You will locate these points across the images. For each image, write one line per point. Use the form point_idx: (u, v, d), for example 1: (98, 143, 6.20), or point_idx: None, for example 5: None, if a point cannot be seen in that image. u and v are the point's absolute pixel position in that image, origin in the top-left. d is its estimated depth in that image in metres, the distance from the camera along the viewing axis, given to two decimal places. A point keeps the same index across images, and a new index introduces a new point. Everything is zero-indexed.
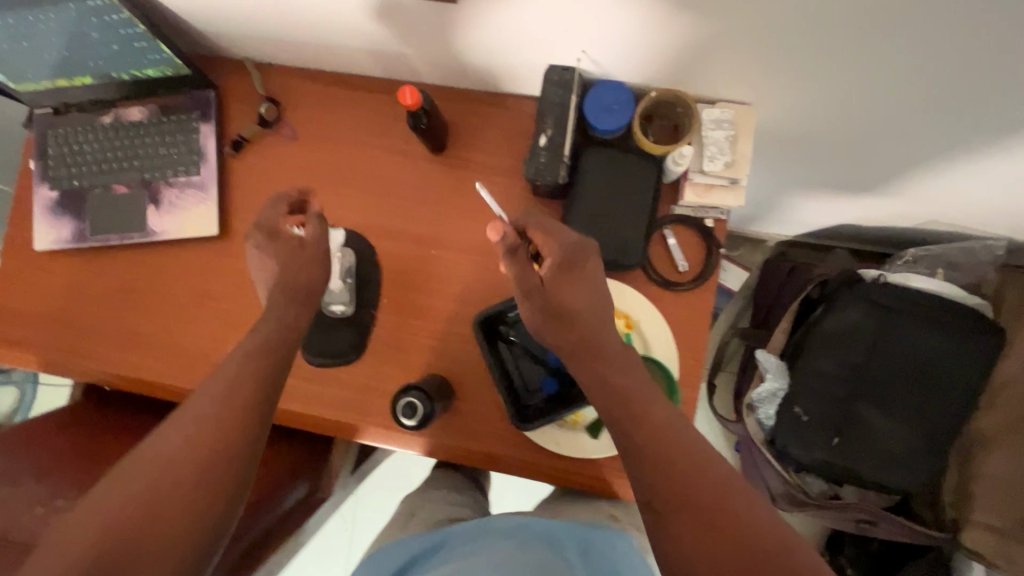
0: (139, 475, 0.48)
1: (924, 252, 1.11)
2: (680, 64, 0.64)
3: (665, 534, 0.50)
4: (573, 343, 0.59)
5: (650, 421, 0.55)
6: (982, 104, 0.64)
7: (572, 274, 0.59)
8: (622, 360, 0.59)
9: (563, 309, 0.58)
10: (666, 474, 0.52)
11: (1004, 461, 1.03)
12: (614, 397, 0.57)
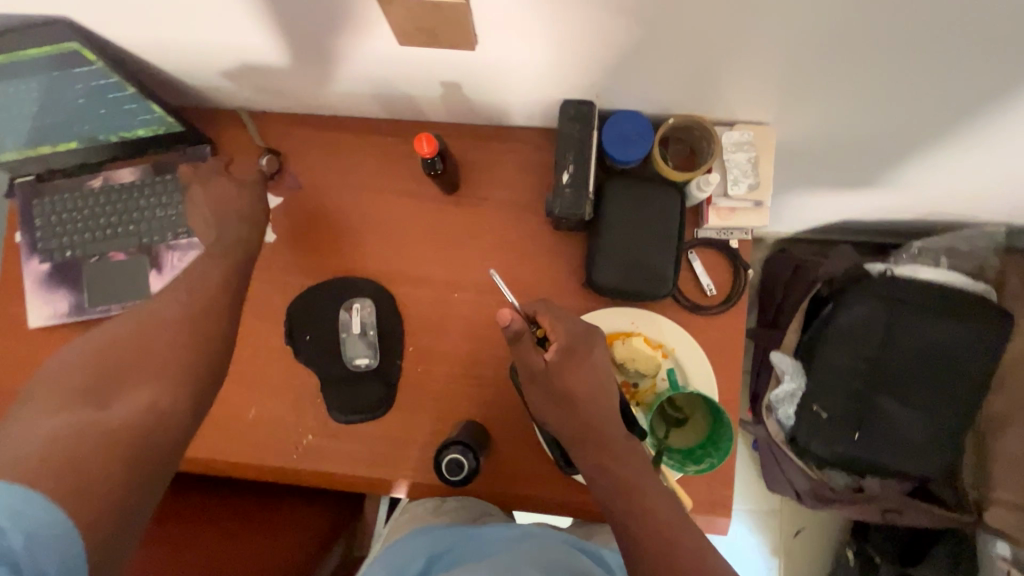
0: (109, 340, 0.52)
1: (928, 244, 1.12)
2: (698, 93, 0.63)
3: None
4: (576, 430, 0.59)
5: (655, 517, 0.54)
6: (996, 111, 0.64)
7: (577, 360, 0.59)
8: (628, 448, 0.58)
9: (568, 395, 0.58)
10: (656, 552, 0.53)
11: (1020, 440, 1.06)
12: (620, 484, 0.56)
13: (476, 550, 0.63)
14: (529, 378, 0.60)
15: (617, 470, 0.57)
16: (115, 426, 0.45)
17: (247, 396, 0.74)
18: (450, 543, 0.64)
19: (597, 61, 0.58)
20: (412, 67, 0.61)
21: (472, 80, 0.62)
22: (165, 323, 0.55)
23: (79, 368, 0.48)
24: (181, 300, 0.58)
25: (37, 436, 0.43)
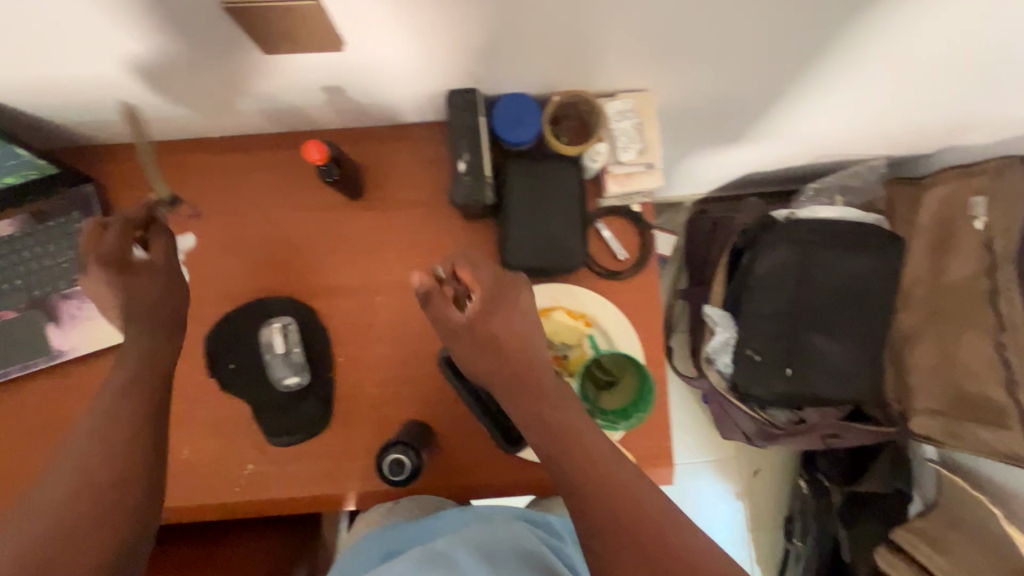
0: (40, 519, 0.48)
1: (822, 184, 1.21)
2: (577, 69, 0.65)
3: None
4: (507, 378, 0.60)
5: (592, 462, 0.54)
6: (848, 48, 0.69)
7: (501, 308, 0.61)
8: (555, 389, 0.59)
9: (496, 340, 0.61)
10: (631, 553, 0.49)
11: (929, 350, 1.15)
12: (551, 432, 0.56)
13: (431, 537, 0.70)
14: (452, 333, 0.63)
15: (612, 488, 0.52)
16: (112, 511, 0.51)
17: (176, 437, 0.71)
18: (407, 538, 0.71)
19: (470, 46, 0.58)
20: (285, 73, 0.59)
21: (352, 79, 0.62)
22: (101, 462, 0.51)
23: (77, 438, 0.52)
24: (110, 428, 0.54)
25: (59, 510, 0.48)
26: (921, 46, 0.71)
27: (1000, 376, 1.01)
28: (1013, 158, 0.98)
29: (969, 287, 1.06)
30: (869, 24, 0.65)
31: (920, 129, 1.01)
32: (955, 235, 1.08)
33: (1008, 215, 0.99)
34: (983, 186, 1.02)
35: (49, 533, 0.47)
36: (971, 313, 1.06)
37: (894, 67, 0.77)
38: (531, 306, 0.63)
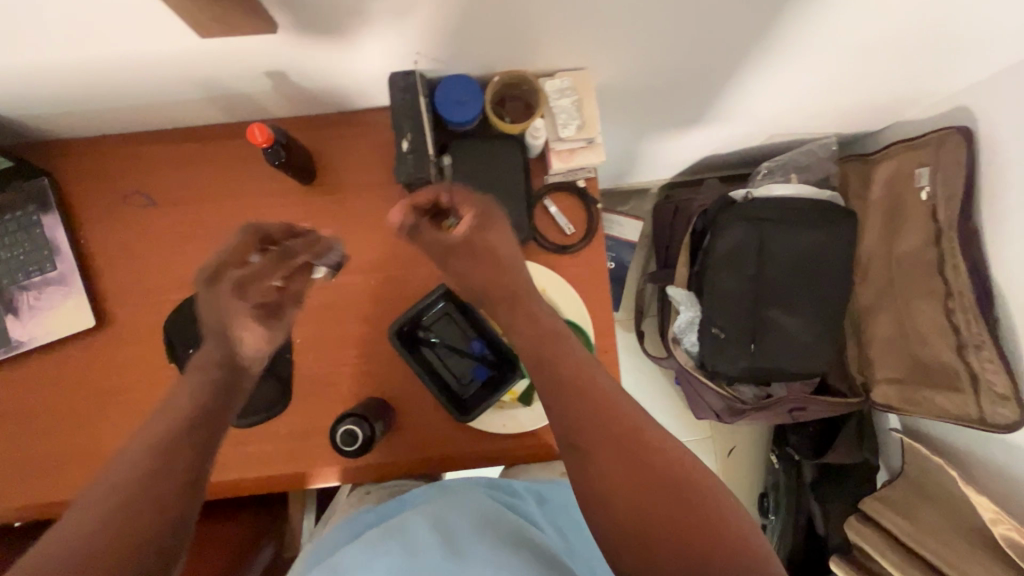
0: (94, 516, 0.44)
1: (776, 162, 1.26)
2: (514, 49, 0.67)
3: (599, 494, 0.54)
4: (507, 291, 0.64)
5: (592, 389, 0.58)
6: (781, 25, 0.72)
7: (492, 224, 0.65)
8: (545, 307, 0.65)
9: (491, 254, 0.64)
10: (630, 473, 0.54)
11: (887, 321, 1.18)
12: (545, 333, 0.62)
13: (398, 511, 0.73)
14: (445, 253, 0.65)
15: (608, 426, 0.56)
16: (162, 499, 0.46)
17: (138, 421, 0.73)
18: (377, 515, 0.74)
19: (406, 29, 0.61)
20: (227, 59, 0.61)
21: (295, 64, 0.64)
22: (176, 457, 0.48)
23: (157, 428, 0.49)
24: (184, 429, 0.50)
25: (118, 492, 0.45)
26: (847, 25, 0.74)
27: (951, 341, 1.04)
28: (949, 130, 1.00)
29: (918, 256, 1.09)
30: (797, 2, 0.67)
31: (865, 105, 1.05)
32: (904, 208, 1.12)
33: (949, 183, 1.02)
34: (926, 158, 1.05)
35: (96, 534, 0.43)
36: (920, 281, 1.09)
37: (825, 47, 0.80)
38: (514, 247, 0.66)
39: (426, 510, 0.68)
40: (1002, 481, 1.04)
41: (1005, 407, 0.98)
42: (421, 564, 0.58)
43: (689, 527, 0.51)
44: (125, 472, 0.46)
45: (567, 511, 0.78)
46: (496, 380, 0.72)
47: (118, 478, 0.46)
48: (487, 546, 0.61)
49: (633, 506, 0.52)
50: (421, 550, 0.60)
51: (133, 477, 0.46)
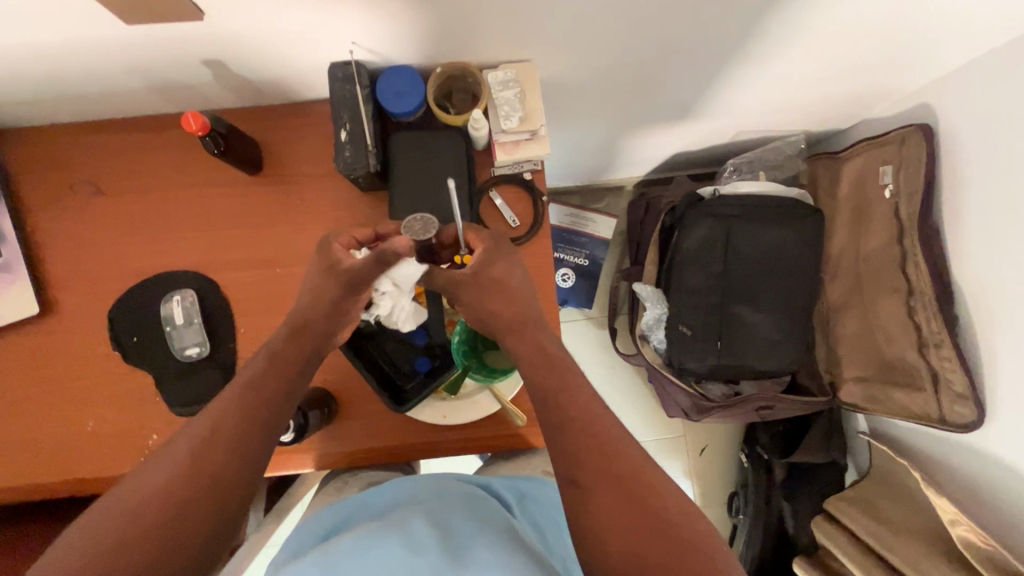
0: (143, 488, 0.48)
1: (743, 159, 1.26)
2: (455, 41, 0.68)
3: (586, 510, 0.52)
4: (511, 318, 0.65)
5: (580, 412, 0.57)
6: (724, 22, 0.72)
7: (502, 254, 0.66)
8: (527, 309, 0.65)
9: (502, 282, 0.65)
10: (621, 497, 0.52)
11: (854, 319, 1.17)
12: (541, 358, 0.63)
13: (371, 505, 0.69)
14: (465, 286, 0.65)
15: (613, 478, 0.53)
16: (201, 489, 0.49)
17: (80, 408, 0.73)
18: (349, 510, 0.70)
19: (338, 19, 0.61)
20: (160, 46, 0.62)
21: (230, 53, 0.64)
22: (218, 453, 0.51)
23: (212, 419, 0.53)
24: (232, 421, 0.53)
25: (168, 470, 0.49)
26: (792, 22, 0.74)
27: (913, 339, 1.04)
28: (912, 126, 1.00)
29: (884, 254, 1.08)
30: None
31: (826, 102, 1.04)
32: (870, 205, 1.11)
33: (911, 180, 1.01)
34: (890, 155, 1.05)
35: (140, 507, 0.47)
36: (885, 278, 1.09)
37: (776, 44, 0.79)
38: (522, 277, 0.67)
39: (419, 506, 0.63)
40: (964, 482, 1.03)
41: (964, 406, 0.97)
42: (425, 558, 0.52)
43: (673, 556, 0.48)
44: (180, 451, 0.51)
45: (546, 510, 0.75)
46: (438, 370, 0.72)
47: (172, 458, 0.50)
48: (492, 545, 0.56)
49: (618, 530, 0.50)
50: (423, 543, 0.54)
51: (184, 459, 0.50)
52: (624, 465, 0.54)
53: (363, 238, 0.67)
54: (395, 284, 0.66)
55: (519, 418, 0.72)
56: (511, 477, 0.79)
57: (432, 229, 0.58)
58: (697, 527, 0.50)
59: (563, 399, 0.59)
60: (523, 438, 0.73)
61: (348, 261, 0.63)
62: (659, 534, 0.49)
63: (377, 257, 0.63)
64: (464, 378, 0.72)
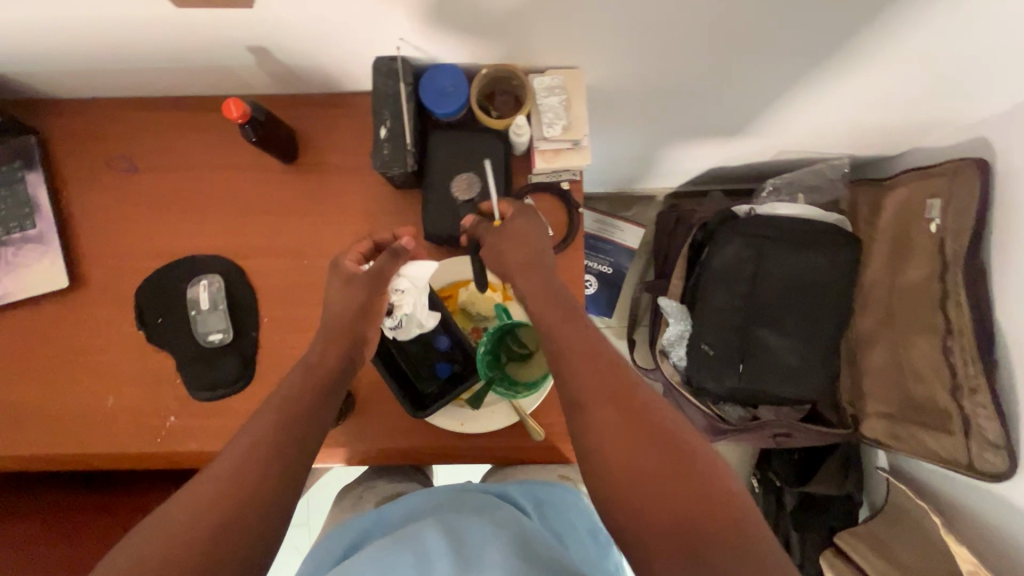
0: (212, 476, 0.48)
1: (782, 181, 1.22)
2: (503, 43, 0.66)
3: (594, 438, 0.50)
4: (527, 261, 0.62)
5: (586, 344, 0.56)
6: (783, 41, 0.69)
7: (528, 213, 0.66)
8: (544, 256, 0.64)
9: (524, 233, 0.64)
10: (629, 425, 0.50)
11: (883, 352, 1.14)
12: (550, 292, 0.61)
13: (388, 523, 0.69)
14: (488, 234, 0.64)
15: (621, 404, 0.51)
16: (268, 472, 0.49)
17: (100, 384, 0.73)
18: (364, 527, 0.70)
19: (387, 12, 0.59)
20: (204, 28, 0.61)
21: (275, 39, 0.63)
22: (280, 440, 0.51)
23: (268, 413, 0.53)
24: (288, 409, 0.54)
25: (235, 457, 0.49)
26: (855, 45, 0.71)
27: (945, 381, 1.00)
28: (966, 160, 0.95)
29: (923, 289, 1.04)
30: (799, 19, 0.64)
31: (878, 128, 1.00)
32: (912, 238, 1.08)
33: (959, 218, 0.97)
34: (939, 188, 1.01)
35: (211, 491, 0.47)
36: (921, 315, 1.05)
37: (835, 66, 0.76)
38: (544, 236, 0.65)
39: (435, 518, 0.62)
40: (990, 533, 0.99)
41: (995, 454, 0.94)
42: (439, 568, 0.51)
43: (685, 480, 0.46)
44: (245, 438, 0.51)
45: (565, 516, 0.73)
46: (459, 376, 0.71)
47: (238, 446, 0.50)
48: (507, 554, 0.54)
49: (626, 456, 0.48)
50: (436, 555, 0.54)
51: (249, 446, 0.50)
52: (635, 408, 0.51)
53: (367, 253, 0.68)
54: (412, 279, 0.67)
55: (538, 432, 0.70)
56: (528, 483, 0.78)
57: (474, 189, 0.70)
58: (708, 457, 0.48)
59: (572, 352, 0.55)
60: (539, 452, 0.72)
61: (361, 269, 0.64)
62: (671, 461, 0.47)
63: (388, 253, 0.64)
64: (487, 392, 0.69)
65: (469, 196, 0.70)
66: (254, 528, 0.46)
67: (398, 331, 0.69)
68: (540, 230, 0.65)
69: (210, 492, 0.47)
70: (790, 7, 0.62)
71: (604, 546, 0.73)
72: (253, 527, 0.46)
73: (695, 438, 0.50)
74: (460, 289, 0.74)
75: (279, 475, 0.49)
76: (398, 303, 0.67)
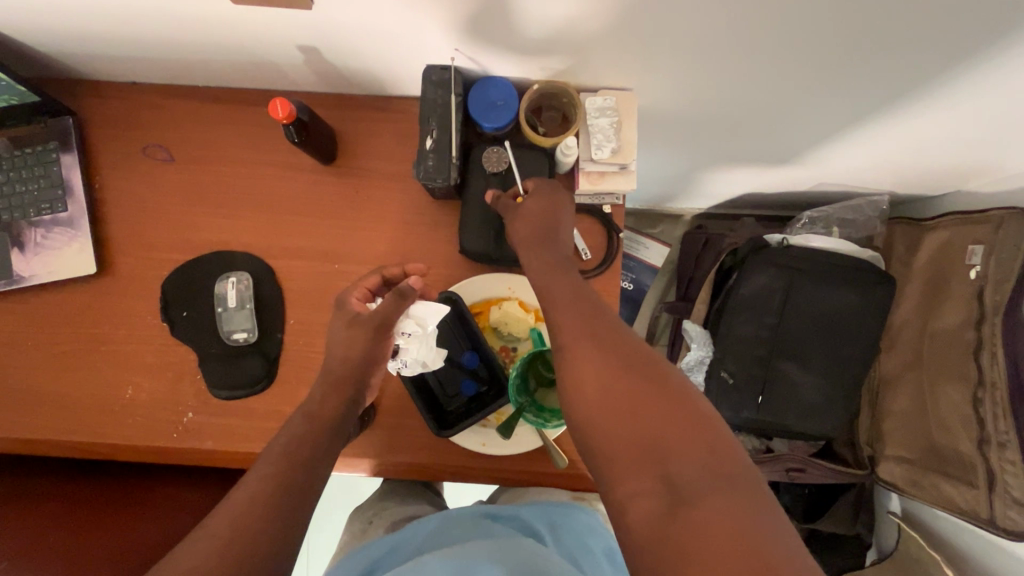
0: (239, 495, 0.49)
1: (818, 213, 1.19)
2: (559, 60, 0.64)
3: (571, 366, 0.49)
4: (540, 230, 0.62)
5: (573, 286, 0.55)
6: (853, 79, 0.67)
7: (547, 190, 0.65)
8: (558, 220, 0.63)
9: (544, 210, 0.63)
10: (606, 353, 0.48)
11: (906, 396, 1.11)
12: (545, 234, 0.62)
13: (402, 552, 0.69)
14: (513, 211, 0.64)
15: (599, 334, 0.50)
16: (285, 490, 0.50)
17: (120, 374, 0.72)
18: (378, 552, 0.70)
19: (446, 24, 0.57)
20: (256, 25, 0.59)
21: (326, 41, 0.61)
22: (296, 461, 0.52)
23: (288, 436, 0.55)
24: (306, 433, 0.55)
25: (258, 476, 0.51)
26: (917, 93, 0.69)
27: (972, 433, 0.98)
28: (1016, 209, 0.92)
29: (955, 336, 1.02)
30: (874, 58, 0.62)
31: (926, 170, 0.97)
32: (947, 284, 1.05)
33: (1002, 268, 0.95)
34: (982, 235, 0.98)
35: (235, 510, 0.48)
36: (952, 363, 1.02)
37: (894, 110, 0.74)
38: (565, 213, 0.64)
39: (445, 550, 0.61)
40: None
41: (1018, 512, 0.92)
42: None
43: (660, 404, 0.45)
44: (266, 460, 0.52)
45: (581, 539, 0.70)
46: (484, 397, 0.70)
47: (260, 467, 0.52)
48: None
49: (601, 382, 0.47)
50: None
51: (270, 465, 0.52)
52: (616, 343, 0.49)
53: (374, 287, 0.65)
54: (420, 321, 0.62)
55: (562, 461, 0.67)
56: (542, 503, 0.75)
57: (503, 162, 0.68)
58: (689, 387, 0.47)
59: (560, 296, 0.54)
60: (560, 477, 0.70)
61: (366, 311, 0.61)
62: (647, 386, 0.46)
63: (395, 293, 0.60)
64: (517, 420, 0.67)
65: (497, 168, 0.68)
66: (271, 543, 0.47)
67: (404, 370, 0.64)
68: (565, 203, 0.65)
69: (229, 511, 0.48)
70: (869, 46, 0.59)
71: (621, 567, 0.71)
72: (271, 542, 0.47)
73: (675, 369, 0.48)
74: (491, 307, 0.72)
75: (296, 493, 0.51)
76: (404, 346, 0.63)
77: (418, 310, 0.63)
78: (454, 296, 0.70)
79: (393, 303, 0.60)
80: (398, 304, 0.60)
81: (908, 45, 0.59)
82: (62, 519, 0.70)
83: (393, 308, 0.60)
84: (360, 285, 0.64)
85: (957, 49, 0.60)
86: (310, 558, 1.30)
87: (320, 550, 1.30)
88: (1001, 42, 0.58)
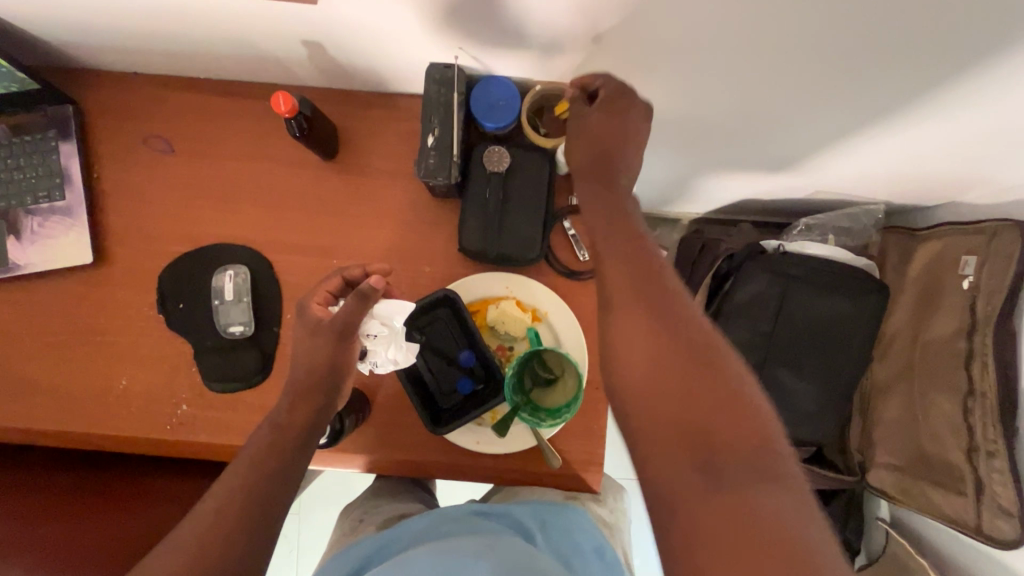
0: (209, 501, 0.51)
1: (815, 221, 1.19)
2: (563, 62, 0.65)
3: (619, 350, 0.47)
4: (603, 153, 0.58)
5: (626, 249, 0.51)
6: (849, 89, 0.68)
7: (617, 106, 0.59)
8: (626, 141, 0.59)
9: (610, 131, 0.58)
10: (657, 335, 0.46)
11: (896, 406, 1.12)
12: (604, 167, 0.58)
13: (393, 551, 0.69)
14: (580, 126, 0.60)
15: (652, 314, 0.47)
16: (252, 495, 0.51)
17: (113, 364, 0.72)
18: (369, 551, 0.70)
19: (450, 23, 0.58)
20: (260, 19, 0.59)
21: (331, 37, 0.61)
22: (264, 467, 0.54)
23: (260, 440, 0.56)
24: (275, 438, 0.56)
25: (227, 483, 0.52)
26: (914, 104, 0.70)
27: (962, 442, 0.99)
28: (1009, 221, 0.94)
29: (944, 347, 1.04)
30: (872, 69, 0.63)
31: (921, 181, 0.99)
32: (942, 292, 1.06)
33: (994, 278, 0.96)
34: (975, 246, 0.99)
35: (203, 515, 0.50)
36: (944, 372, 1.03)
37: (889, 120, 0.75)
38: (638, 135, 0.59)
39: (435, 547, 0.61)
40: None
41: (1007, 521, 0.94)
42: None
43: (711, 398, 0.43)
44: (237, 465, 0.54)
45: (571, 539, 0.70)
46: (479, 395, 0.70)
47: (231, 472, 0.53)
48: None
49: (648, 370, 0.45)
50: None
51: (240, 471, 0.53)
52: (670, 325, 0.46)
53: (336, 290, 0.63)
54: (386, 321, 0.62)
55: (556, 461, 0.69)
56: (534, 502, 0.75)
57: (505, 161, 0.68)
58: (743, 376, 0.44)
59: (611, 265, 0.50)
60: (553, 477, 0.70)
61: (328, 315, 0.60)
62: (699, 378, 0.44)
63: (356, 295, 0.58)
64: (513, 418, 0.67)
65: (498, 168, 0.68)
66: (238, 546, 0.48)
67: (377, 369, 0.65)
68: (634, 125, 0.59)
69: (197, 518, 0.49)
70: (867, 57, 0.60)
71: (611, 566, 0.70)
72: (237, 545, 0.48)
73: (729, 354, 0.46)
74: (489, 306, 0.72)
75: (263, 497, 0.52)
76: (372, 348, 0.63)
77: (380, 310, 0.61)
78: (453, 294, 0.70)
79: (352, 305, 0.58)
80: (359, 308, 0.59)
81: (903, 57, 0.60)
82: (52, 509, 0.70)
83: (355, 312, 0.59)
84: (318, 288, 0.62)
85: (957, 58, 0.60)
86: (300, 554, 1.30)
87: (311, 547, 1.29)
88: (995, 57, 0.59)
